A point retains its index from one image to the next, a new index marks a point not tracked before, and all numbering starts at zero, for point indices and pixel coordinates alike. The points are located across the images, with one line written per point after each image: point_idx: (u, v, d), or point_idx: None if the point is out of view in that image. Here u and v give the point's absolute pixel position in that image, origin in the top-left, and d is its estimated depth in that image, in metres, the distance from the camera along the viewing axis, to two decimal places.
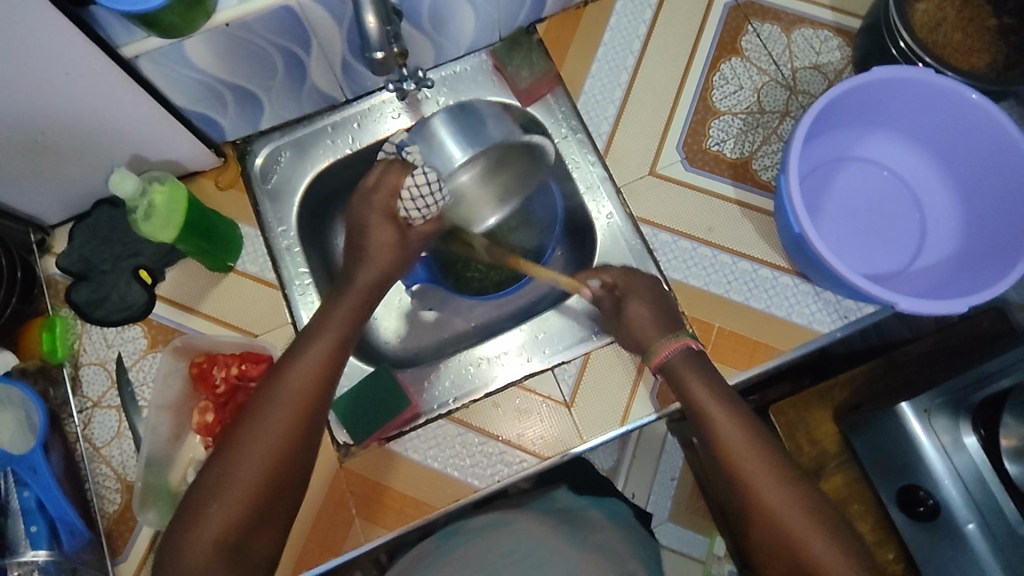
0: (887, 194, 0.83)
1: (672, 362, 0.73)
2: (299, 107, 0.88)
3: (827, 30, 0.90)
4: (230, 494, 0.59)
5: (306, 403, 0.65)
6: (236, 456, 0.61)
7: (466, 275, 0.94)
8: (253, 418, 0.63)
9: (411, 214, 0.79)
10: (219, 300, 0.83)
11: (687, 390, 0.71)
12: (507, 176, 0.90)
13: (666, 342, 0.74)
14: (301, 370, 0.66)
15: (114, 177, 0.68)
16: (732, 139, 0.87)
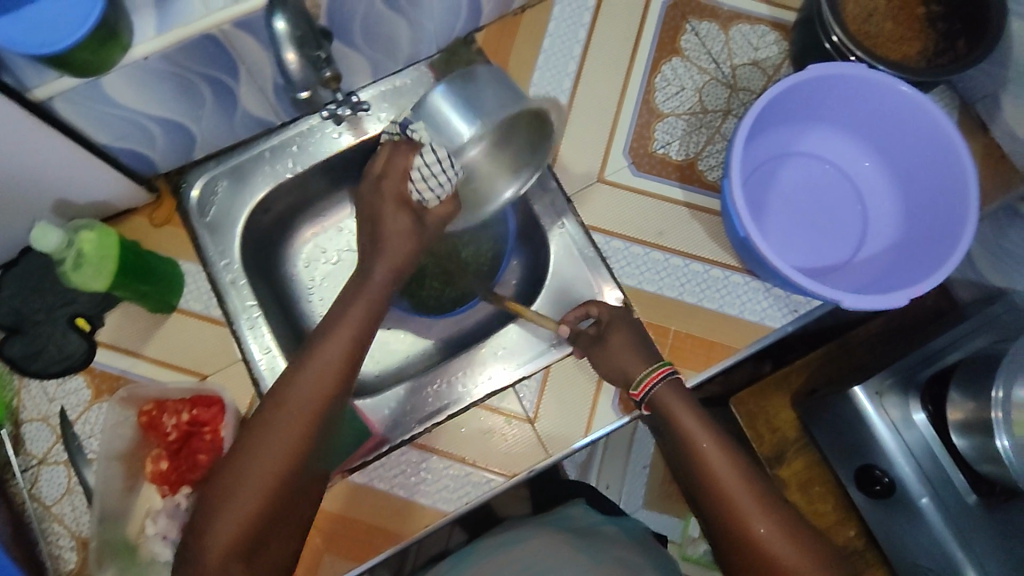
0: (831, 187, 0.84)
1: (655, 393, 0.74)
2: (233, 133, 0.85)
3: (764, 25, 0.91)
4: (242, 497, 0.61)
5: (322, 402, 0.64)
6: (248, 460, 0.62)
7: (423, 293, 0.92)
8: (259, 432, 0.63)
9: (426, 198, 0.70)
10: (163, 342, 0.80)
11: (672, 412, 0.74)
12: (520, 147, 0.78)
13: (648, 373, 0.75)
14: (303, 388, 0.64)
15: (34, 234, 0.64)
16: (678, 141, 0.87)
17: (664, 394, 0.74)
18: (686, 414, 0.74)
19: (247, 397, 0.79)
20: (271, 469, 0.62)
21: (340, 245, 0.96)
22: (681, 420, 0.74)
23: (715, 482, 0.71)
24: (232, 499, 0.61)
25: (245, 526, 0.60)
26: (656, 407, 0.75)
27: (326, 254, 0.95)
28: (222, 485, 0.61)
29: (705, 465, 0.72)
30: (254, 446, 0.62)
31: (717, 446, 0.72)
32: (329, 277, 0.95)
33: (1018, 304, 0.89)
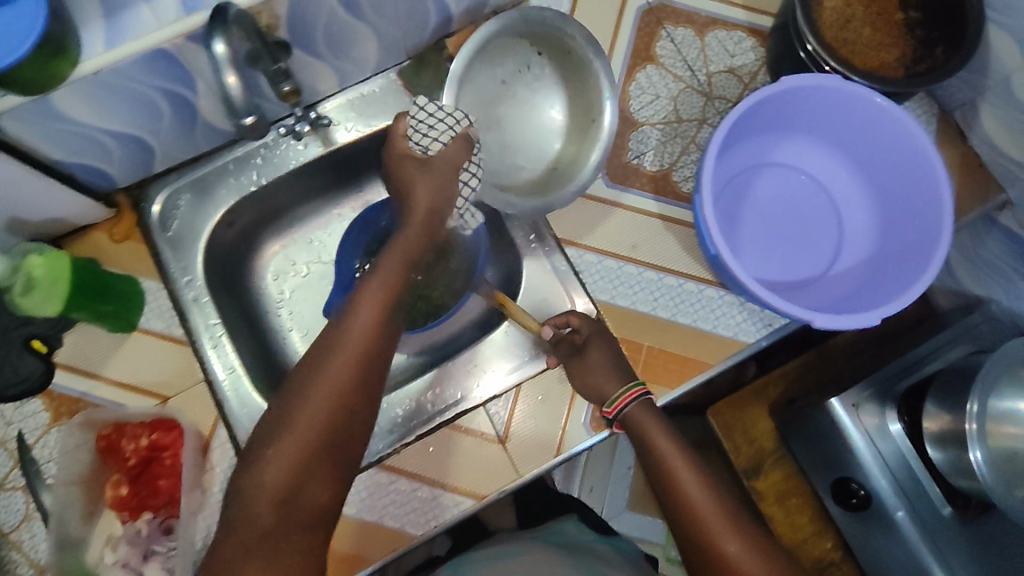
0: (806, 199, 0.82)
1: (626, 411, 0.74)
2: (195, 145, 0.82)
3: (741, 31, 0.89)
4: (287, 438, 0.61)
5: (365, 345, 0.66)
6: (294, 400, 0.63)
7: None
8: (303, 376, 0.64)
9: (426, 148, 0.75)
10: (124, 363, 0.78)
11: (646, 430, 0.73)
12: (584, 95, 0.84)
13: (621, 391, 0.74)
14: (353, 331, 0.66)
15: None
16: (652, 151, 0.85)
17: (637, 413, 0.74)
18: (659, 433, 0.73)
19: (211, 420, 0.77)
20: (314, 411, 0.62)
21: (310, 258, 0.94)
22: (654, 437, 0.73)
23: (686, 500, 0.69)
24: (281, 443, 0.61)
25: (293, 468, 0.61)
26: (628, 424, 0.74)
27: (296, 266, 0.93)
28: (272, 431, 0.62)
29: (676, 483, 0.70)
30: (301, 390, 0.63)
31: (689, 466, 0.71)
32: (300, 290, 0.93)
33: (996, 314, 0.88)
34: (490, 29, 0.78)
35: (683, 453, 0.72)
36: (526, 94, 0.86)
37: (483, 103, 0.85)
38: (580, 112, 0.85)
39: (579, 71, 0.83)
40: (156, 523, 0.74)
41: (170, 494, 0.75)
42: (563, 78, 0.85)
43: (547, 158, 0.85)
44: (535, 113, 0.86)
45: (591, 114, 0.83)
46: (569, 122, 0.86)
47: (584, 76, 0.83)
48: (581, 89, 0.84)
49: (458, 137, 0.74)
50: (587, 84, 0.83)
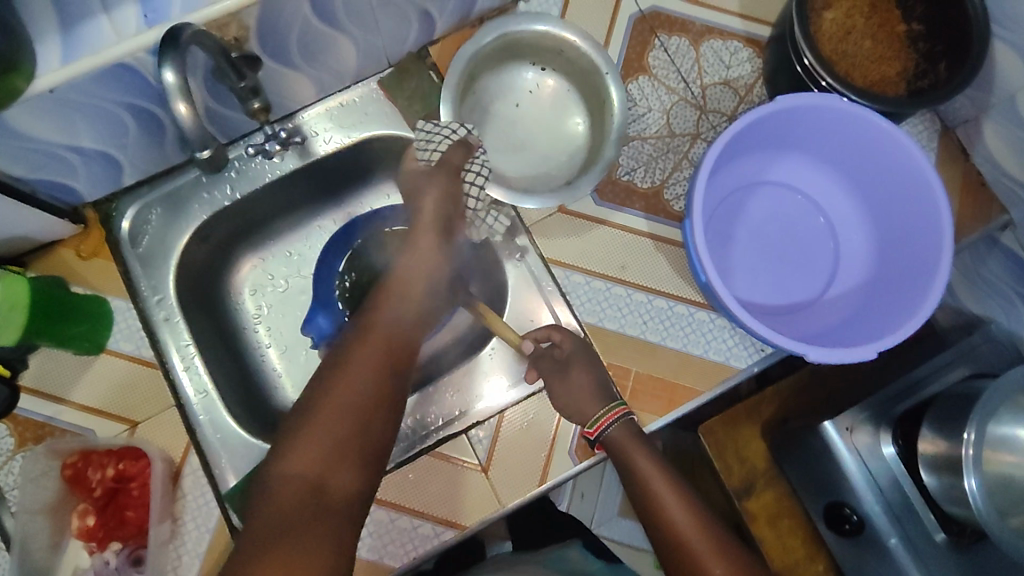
0: (800, 221, 0.79)
1: (610, 435, 0.71)
2: (167, 157, 0.78)
3: (737, 41, 0.85)
4: (319, 425, 0.66)
5: (384, 343, 0.73)
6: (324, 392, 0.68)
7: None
8: (330, 373, 0.70)
9: (430, 159, 0.77)
10: (92, 386, 0.75)
11: (629, 454, 0.71)
12: (573, 78, 0.83)
13: (603, 411, 0.72)
14: (377, 335, 0.74)
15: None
16: (643, 167, 0.82)
17: (618, 435, 0.71)
18: (643, 456, 0.71)
19: (182, 446, 0.74)
20: (343, 399, 0.68)
21: (289, 271, 0.91)
22: (639, 462, 0.70)
23: (671, 525, 0.68)
24: (315, 426, 0.66)
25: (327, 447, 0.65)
26: (612, 448, 0.71)
27: (275, 280, 0.90)
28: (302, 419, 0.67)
29: (659, 507, 0.69)
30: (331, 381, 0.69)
31: (674, 490, 0.70)
32: (278, 306, 0.90)
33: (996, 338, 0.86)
34: (479, 51, 0.77)
35: (667, 477, 0.70)
36: (545, 107, 0.84)
37: (499, 125, 0.84)
38: (598, 115, 0.81)
39: (585, 72, 0.81)
40: (124, 554, 0.71)
41: (138, 525, 0.72)
42: (578, 88, 0.83)
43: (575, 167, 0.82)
44: (560, 126, 0.84)
45: (605, 112, 0.79)
46: (593, 128, 0.82)
47: (591, 76, 0.80)
48: (594, 92, 0.81)
49: (457, 144, 0.76)
50: (595, 81, 0.80)
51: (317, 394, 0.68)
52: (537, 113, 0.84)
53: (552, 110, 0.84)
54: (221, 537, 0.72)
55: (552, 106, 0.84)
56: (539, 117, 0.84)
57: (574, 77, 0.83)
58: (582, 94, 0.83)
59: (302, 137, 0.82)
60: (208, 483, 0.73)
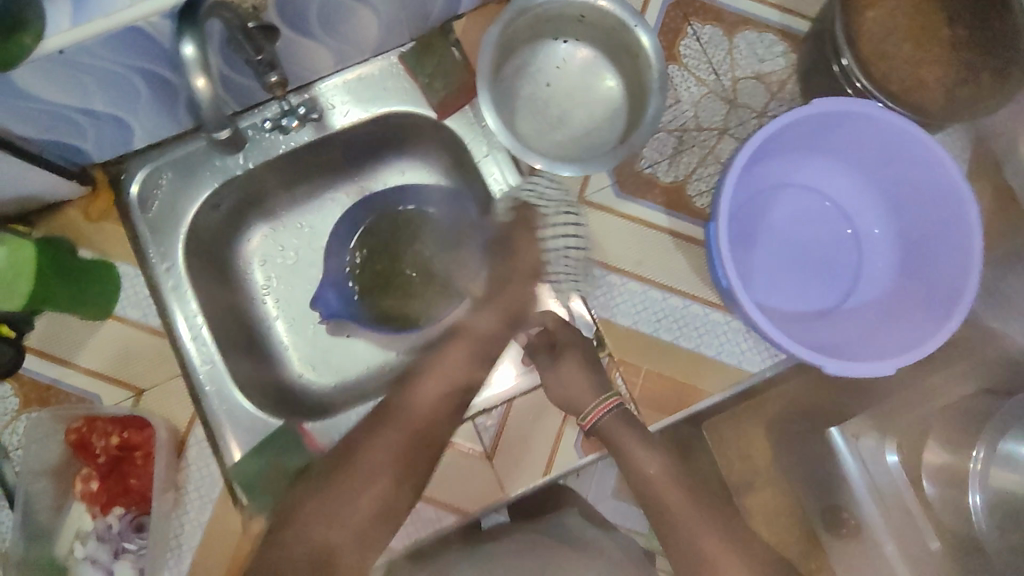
0: (824, 227, 0.77)
1: (600, 424, 0.71)
2: (178, 122, 0.76)
3: (772, 33, 0.82)
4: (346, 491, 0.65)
5: (436, 412, 0.70)
6: (361, 453, 0.67)
7: (386, 304, 0.86)
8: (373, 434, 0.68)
9: None
10: (98, 351, 0.75)
11: (620, 442, 0.71)
12: (601, 47, 0.79)
13: (597, 403, 0.71)
14: (425, 401, 0.70)
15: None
16: (667, 161, 0.80)
17: (611, 424, 0.71)
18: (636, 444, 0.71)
19: (188, 418, 0.74)
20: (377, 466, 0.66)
21: (300, 243, 0.89)
22: (635, 454, 0.71)
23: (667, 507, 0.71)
24: (339, 491, 0.65)
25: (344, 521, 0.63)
26: (605, 436, 0.72)
27: (284, 252, 0.89)
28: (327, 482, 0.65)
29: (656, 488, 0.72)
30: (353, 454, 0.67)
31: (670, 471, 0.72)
32: (287, 278, 0.88)
33: (1010, 352, 0.85)
34: (505, 30, 0.74)
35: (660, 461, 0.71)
36: (579, 81, 0.80)
37: (524, 100, 0.79)
38: (637, 86, 0.77)
39: (618, 41, 0.76)
40: (127, 520, 0.71)
41: (141, 493, 0.72)
42: (614, 63, 0.79)
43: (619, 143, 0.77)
44: (598, 101, 0.79)
45: (644, 82, 0.75)
46: (631, 101, 0.78)
47: (625, 45, 0.75)
48: (631, 61, 0.77)
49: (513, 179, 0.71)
50: (631, 53, 0.75)
51: (355, 454, 0.67)
52: (567, 84, 0.80)
53: (582, 79, 0.80)
54: (223, 509, 0.72)
55: (583, 75, 0.80)
56: (568, 88, 0.80)
57: (602, 43, 0.78)
58: (614, 58, 0.78)
59: (318, 114, 0.80)
60: (212, 454, 0.73)
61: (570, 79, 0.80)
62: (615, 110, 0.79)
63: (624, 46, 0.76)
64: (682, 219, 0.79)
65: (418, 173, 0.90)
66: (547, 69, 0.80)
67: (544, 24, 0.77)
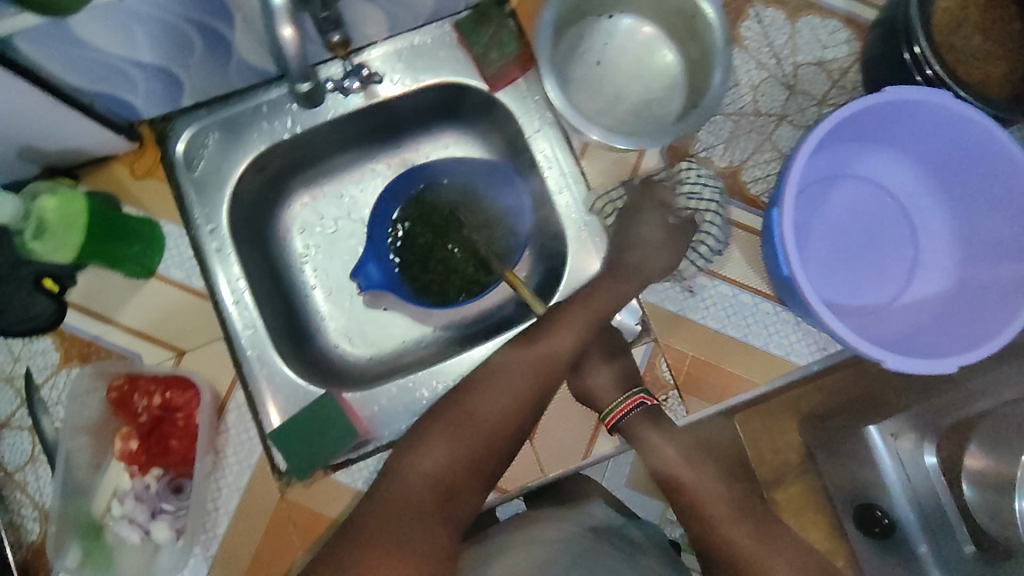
0: (882, 221, 0.76)
1: (627, 421, 0.73)
2: (227, 82, 0.75)
3: (836, 19, 0.80)
4: (460, 436, 0.69)
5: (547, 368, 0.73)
6: (477, 401, 0.71)
7: (426, 277, 0.83)
8: (488, 384, 0.71)
9: None
10: (140, 309, 0.74)
11: (647, 442, 0.74)
12: (659, 20, 0.77)
13: (621, 401, 0.73)
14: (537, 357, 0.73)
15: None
16: (722, 145, 0.78)
17: (637, 420, 0.73)
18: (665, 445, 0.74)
19: (228, 382, 0.73)
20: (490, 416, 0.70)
21: (339, 213, 0.88)
22: (660, 450, 0.74)
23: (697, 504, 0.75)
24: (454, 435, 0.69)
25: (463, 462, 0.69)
26: (627, 433, 0.74)
27: (323, 221, 0.88)
28: (459, 422, 0.70)
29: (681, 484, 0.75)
30: (483, 399, 0.71)
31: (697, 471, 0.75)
32: (325, 247, 0.87)
33: None
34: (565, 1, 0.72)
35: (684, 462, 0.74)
36: (633, 57, 0.78)
37: (579, 77, 0.78)
38: (698, 61, 0.74)
39: (678, 14, 0.74)
40: (165, 481, 0.71)
41: (180, 455, 0.72)
42: (670, 35, 0.77)
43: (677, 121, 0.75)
44: (654, 78, 0.77)
45: (707, 55, 0.72)
46: (690, 79, 0.76)
47: (686, 18, 0.73)
48: (691, 37, 0.74)
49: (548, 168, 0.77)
50: (692, 27, 0.73)
51: (471, 399, 0.71)
52: (621, 57, 0.78)
53: (638, 52, 0.78)
54: (260, 475, 0.71)
55: (639, 47, 0.78)
56: (623, 61, 0.78)
57: (659, 16, 0.76)
58: (672, 30, 0.76)
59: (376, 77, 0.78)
60: (252, 420, 0.72)
61: (624, 50, 0.78)
62: (670, 84, 0.77)
63: (683, 15, 0.73)
64: (736, 206, 0.77)
65: (462, 147, 0.89)
66: (604, 43, 0.78)
67: None
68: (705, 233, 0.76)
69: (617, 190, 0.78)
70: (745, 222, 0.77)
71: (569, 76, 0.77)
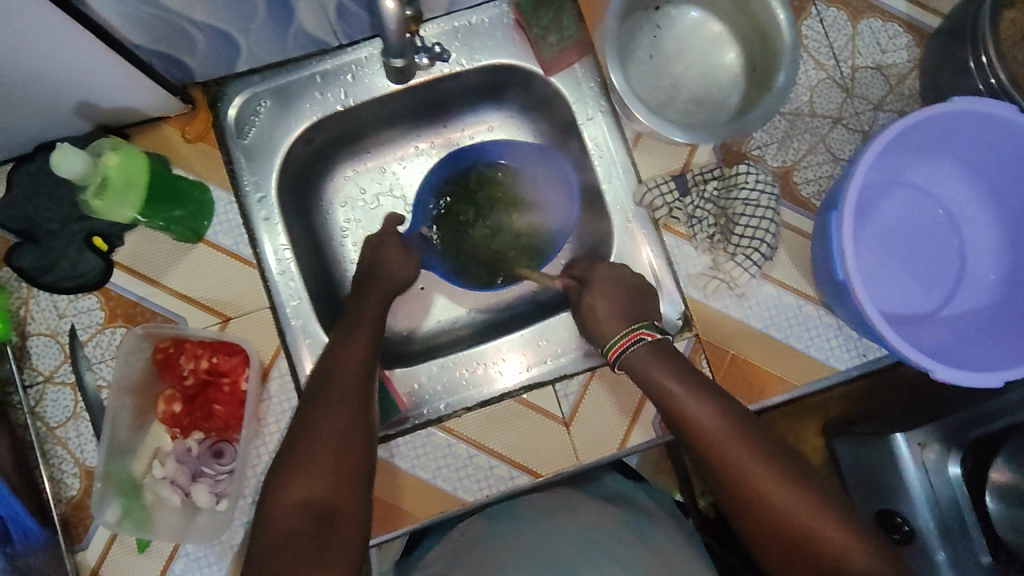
0: (931, 233, 0.76)
1: (630, 356, 0.69)
2: (283, 49, 0.74)
3: (898, 24, 0.79)
4: (308, 461, 0.61)
5: (358, 370, 0.68)
6: (312, 417, 0.64)
7: (467, 256, 0.84)
8: (314, 404, 0.65)
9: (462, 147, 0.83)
10: (187, 273, 0.73)
11: (661, 386, 0.67)
12: (719, 14, 0.76)
13: (618, 339, 0.69)
14: (344, 364, 0.68)
15: (56, 157, 0.56)
16: (776, 144, 0.78)
17: (639, 356, 0.69)
18: (678, 389, 0.66)
19: (272, 350, 0.73)
20: (331, 426, 0.63)
21: (382, 189, 0.88)
22: (683, 402, 0.66)
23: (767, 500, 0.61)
24: (303, 456, 0.61)
25: (327, 481, 0.60)
26: (633, 372, 0.69)
27: (365, 196, 0.87)
28: (296, 450, 0.62)
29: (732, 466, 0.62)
30: (312, 420, 0.64)
31: (753, 452, 0.63)
32: (367, 222, 0.87)
33: None
34: None
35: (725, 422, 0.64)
36: (691, 50, 0.77)
37: (634, 67, 0.77)
38: (761, 56, 0.73)
39: (744, 8, 0.73)
40: (207, 444, 0.72)
41: (224, 420, 0.72)
42: (731, 30, 0.76)
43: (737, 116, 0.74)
44: (713, 72, 0.77)
45: (772, 49, 0.71)
46: (749, 76, 0.75)
47: (751, 15, 0.72)
48: (754, 32, 0.73)
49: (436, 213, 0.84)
50: (756, 23, 0.73)
51: (306, 418, 0.64)
52: (680, 49, 0.77)
53: (696, 45, 0.77)
54: None
55: (698, 41, 0.77)
56: (680, 53, 0.77)
57: (721, 11, 0.76)
58: (733, 25, 0.76)
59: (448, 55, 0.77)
60: (294, 389, 0.73)
61: (682, 43, 0.77)
62: (726, 80, 0.77)
63: (747, 10, 0.73)
64: (787, 207, 0.77)
65: (507, 129, 0.88)
66: (662, 34, 0.77)
67: None
68: (755, 226, 0.74)
69: (668, 182, 0.76)
70: (794, 222, 0.77)
71: (626, 65, 0.77)
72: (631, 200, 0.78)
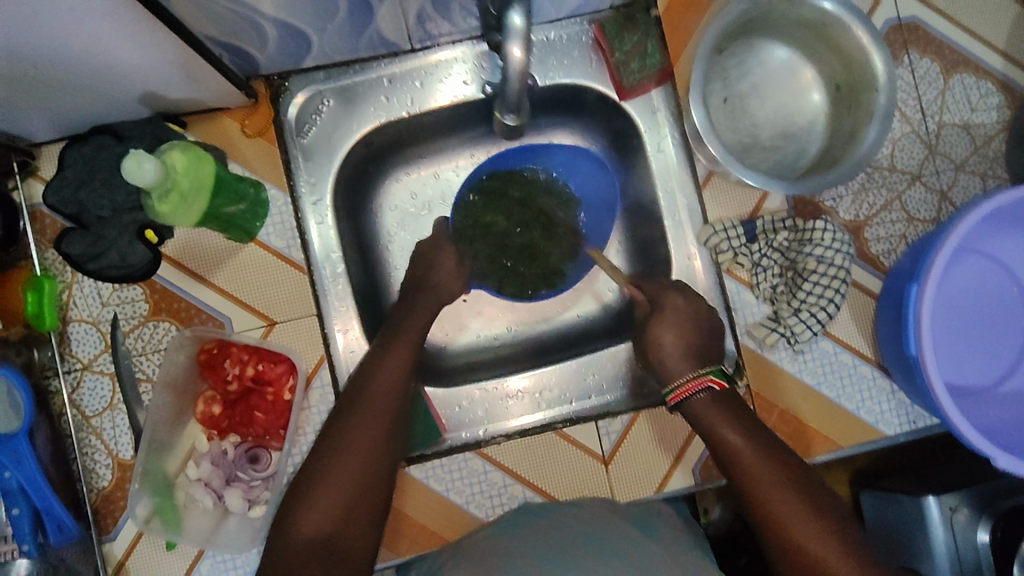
0: (1000, 305, 0.73)
1: (690, 401, 0.67)
2: (354, 49, 0.71)
3: (990, 81, 0.76)
4: (343, 462, 0.60)
5: (403, 375, 0.67)
6: (355, 415, 0.63)
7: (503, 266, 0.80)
8: (357, 403, 0.64)
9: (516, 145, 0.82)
10: (237, 273, 0.72)
11: (709, 423, 0.66)
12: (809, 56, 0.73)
13: (687, 380, 0.68)
14: (395, 368, 0.67)
15: (130, 164, 0.55)
16: (850, 197, 0.75)
17: (700, 405, 0.67)
18: (730, 430, 0.65)
19: (316, 359, 0.72)
20: (367, 429, 0.62)
21: (433, 193, 0.83)
22: (727, 434, 0.65)
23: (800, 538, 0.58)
24: (340, 455, 0.60)
25: (354, 489, 0.59)
26: (689, 418, 0.68)
27: (415, 201, 0.83)
28: (324, 458, 0.60)
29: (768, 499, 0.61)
30: (353, 418, 0.63)
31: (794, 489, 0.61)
32: (412, 227, 0.83)
33: None
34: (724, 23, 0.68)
35: (782, 477, 0.61)
36: (773, 90, 0.74)
37: (713, 101, 0.74)
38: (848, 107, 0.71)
39: (839, 53, 0.70)
40: (242, 450, 0.71)
41: (263, 428, 0.71)
42: (817, 75, 0.73)
43: (814, 165, 0.72)
44: (793, 115, 0.74)
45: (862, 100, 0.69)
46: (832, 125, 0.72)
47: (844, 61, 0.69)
48: (846, 81, 0.71)
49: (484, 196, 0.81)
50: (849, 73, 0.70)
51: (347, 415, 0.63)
52: (762, 88, 0.74)
53: (780, 86, 0.74)
54: None
55: (782, 81, 0.74)
56: (762, 93, 0.74)
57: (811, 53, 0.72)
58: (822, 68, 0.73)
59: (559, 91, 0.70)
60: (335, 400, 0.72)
61: (766, 81, 0.74)
62: (806, 124, 0.74)
63: (843, 55, 0.69)
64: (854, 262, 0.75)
65: None
66: (746, 71, 0.74)
67: (760, 21, 0.71)
68: (824, 285, 0.72)
69: (736, 227, 0.74)
70: (861, 281, 0.75)
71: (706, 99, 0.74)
72: (695, 240, 0.76)
